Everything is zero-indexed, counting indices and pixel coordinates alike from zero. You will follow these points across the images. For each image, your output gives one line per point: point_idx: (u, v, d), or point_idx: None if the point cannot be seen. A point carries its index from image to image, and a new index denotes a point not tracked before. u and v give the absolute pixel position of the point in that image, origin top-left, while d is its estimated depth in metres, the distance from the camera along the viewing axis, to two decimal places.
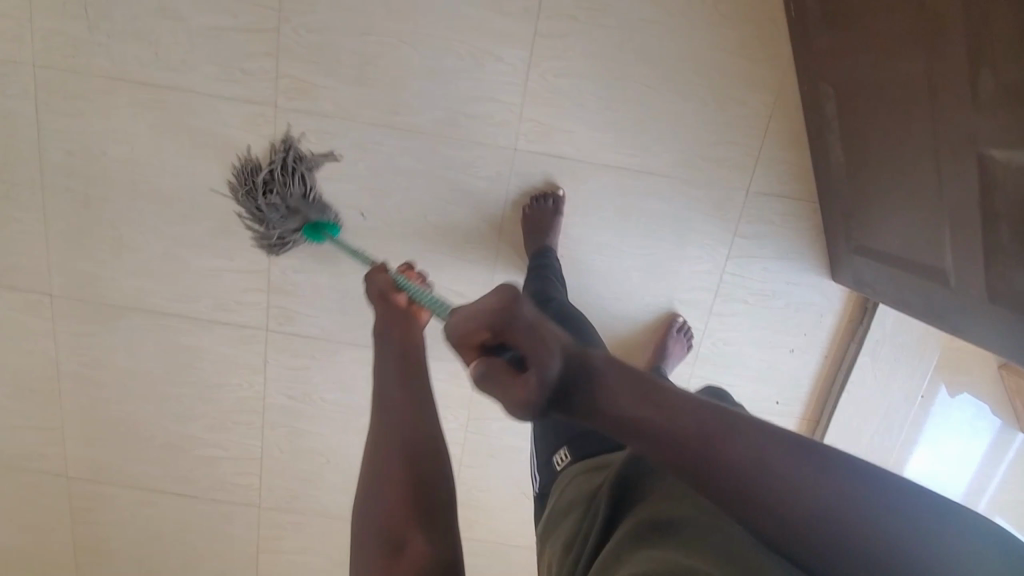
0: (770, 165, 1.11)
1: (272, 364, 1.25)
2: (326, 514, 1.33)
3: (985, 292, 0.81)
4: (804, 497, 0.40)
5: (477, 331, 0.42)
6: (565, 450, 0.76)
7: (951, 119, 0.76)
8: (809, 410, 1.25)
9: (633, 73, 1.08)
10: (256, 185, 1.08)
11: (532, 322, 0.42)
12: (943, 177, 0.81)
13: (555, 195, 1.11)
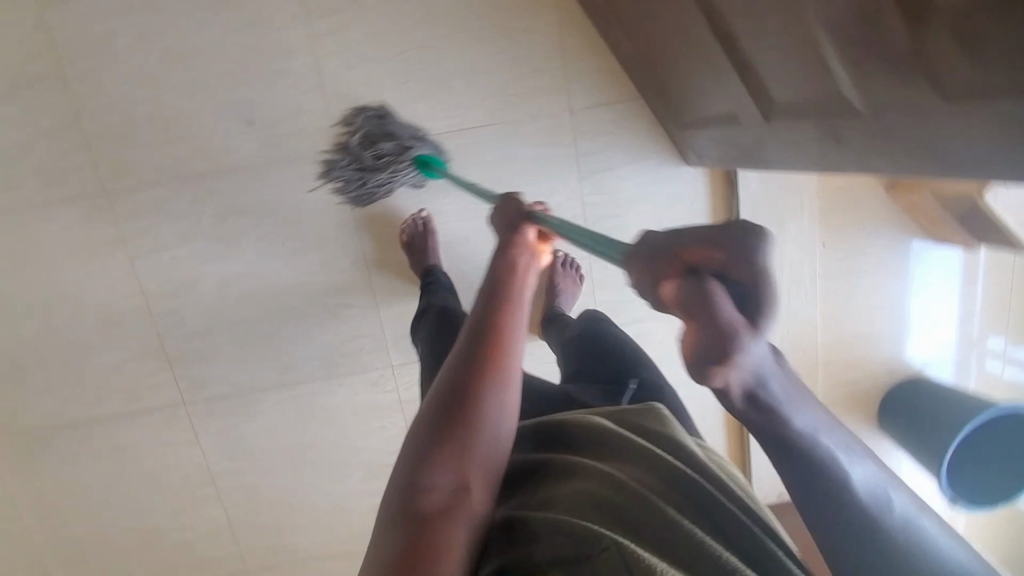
0: (585, 79, 1.11)
1: (203, 434, 1.26)
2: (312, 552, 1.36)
3: (760, 114, 0.80)
4: (851, 496, 0.42)
5: (698, 248, 0.40)
6: None
7: None
8: None
9: (422, 39, 1.08)
10: (373, 137, 1.07)
11: (765, 264, 0.37)
12: (691, 18, 0.83)
13: (421, 217, 1.14)
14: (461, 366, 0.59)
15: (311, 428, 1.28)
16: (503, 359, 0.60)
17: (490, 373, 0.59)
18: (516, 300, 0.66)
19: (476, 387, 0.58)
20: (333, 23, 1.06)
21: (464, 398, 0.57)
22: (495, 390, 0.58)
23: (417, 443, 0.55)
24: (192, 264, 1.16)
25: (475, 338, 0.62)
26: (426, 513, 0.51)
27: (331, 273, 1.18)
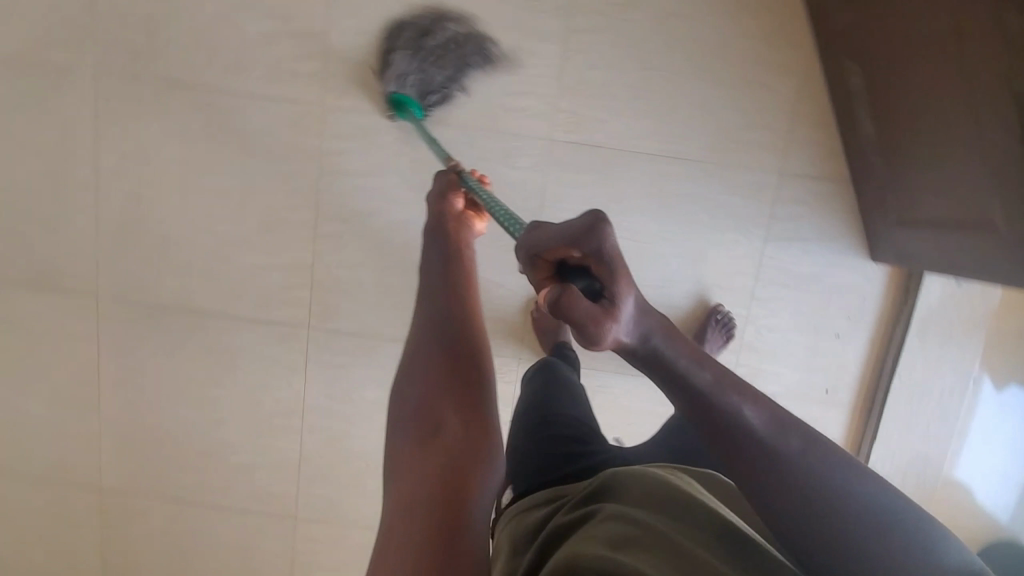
0: (802, 147, 1.13)
1: (312, 363, 1.26)
2: (366, 518, 1.33)
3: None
4: (782, 469, 0.45)
5: (557, 246, 0.50)
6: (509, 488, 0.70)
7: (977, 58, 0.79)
8: (859, 398, 1.22)
9: (665, 64, 1.12)
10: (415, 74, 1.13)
11: (610, 249, 0.47)
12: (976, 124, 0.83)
13: None
14: (435, 304, 0.71)
15: None
16: (462, 296, 0.72)
17: (467, 312, 0.70)
18: (454, 269, 0.76)
19: (458, 316, 0.69)
20: (591, 24, 1.11)
21: (442, 330, 0.67)
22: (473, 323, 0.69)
23: (421, 365, 0.65)
24: (370, 198, 1.18)
25: (435, 293, 0.72)
26: (441, 440, 0.58)
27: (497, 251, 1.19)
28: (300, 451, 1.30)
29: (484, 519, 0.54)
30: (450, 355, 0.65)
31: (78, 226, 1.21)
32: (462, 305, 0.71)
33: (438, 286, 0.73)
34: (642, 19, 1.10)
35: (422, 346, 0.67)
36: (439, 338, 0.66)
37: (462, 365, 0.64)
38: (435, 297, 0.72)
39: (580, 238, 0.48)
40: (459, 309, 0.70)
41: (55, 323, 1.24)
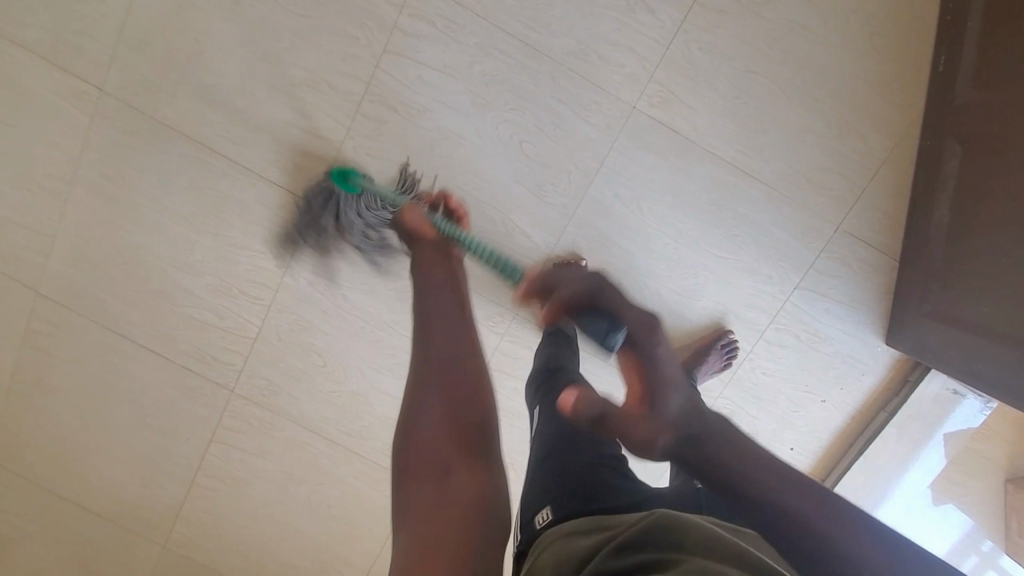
0: (870, 210, 1.10)
1: (305, 243, 1.17)
2: (305, 417, 1.27)
3: None
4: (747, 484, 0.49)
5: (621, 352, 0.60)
6: (546, 512, 0.68)
7: None
8: (816, 468, 1.23)
9: (773, 74, 1.06)
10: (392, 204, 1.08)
11: (661, 357, 0.56)
12: None
13: (577, 264, 1.11)
14: (415, 433, 0.55)
15: (404, 312, 1.21)
16: (460, 413, 0.57)
17: (459, 431, 0.56)
18: (448, 357, 0.59)
19: (438, 436, 0.55)
20: (718, 4, 1.04)
21: (416, 467, 0.53)
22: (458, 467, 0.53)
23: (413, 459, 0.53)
24: (427, 96, 1.09)
25: (416, 405, 0.57)
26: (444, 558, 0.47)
27: (535, 199, 1.12)
28: (261, 327, 1.22)
29: None
30: (429, 501, 0.51)
31: (105, 5, 1.08)
32: (453, 431, 0.55)
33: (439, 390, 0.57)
34: (770, 20, 1.04)
35: (402, 498, 0.52)
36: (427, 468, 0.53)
37: (465, 522, 0.50)
38: (413, 424, 0.55)
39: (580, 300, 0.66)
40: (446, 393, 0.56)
41: (45, 99, 1.11)
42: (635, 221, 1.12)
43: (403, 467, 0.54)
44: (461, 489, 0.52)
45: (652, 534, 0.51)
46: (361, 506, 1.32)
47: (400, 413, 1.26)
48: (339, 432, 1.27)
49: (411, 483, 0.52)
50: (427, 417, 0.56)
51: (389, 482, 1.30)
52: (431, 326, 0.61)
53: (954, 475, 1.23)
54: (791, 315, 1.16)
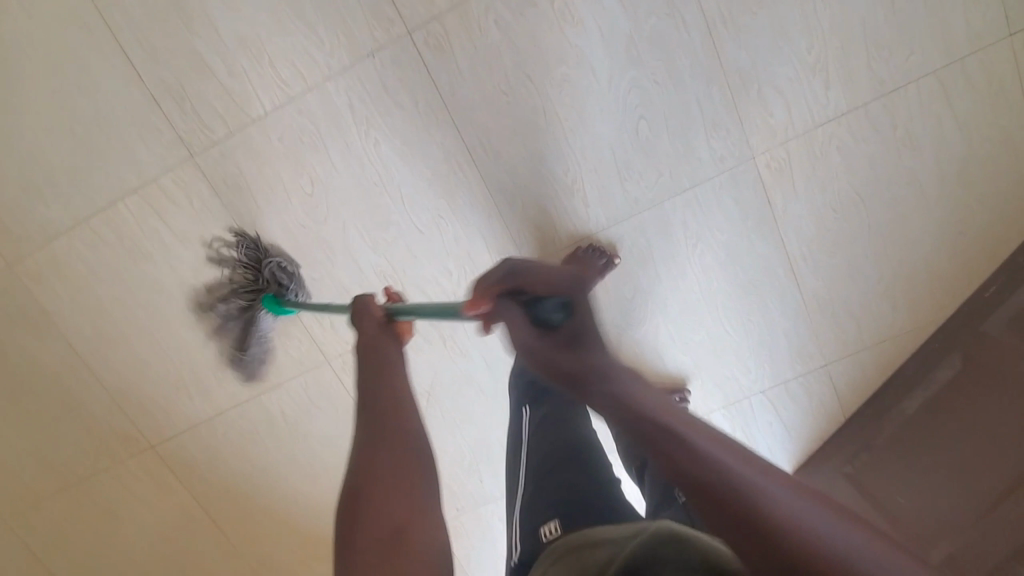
0: (859, 364, 1.16)
1: (371, 62, 1.00)
2: (254, 231, 1.09)
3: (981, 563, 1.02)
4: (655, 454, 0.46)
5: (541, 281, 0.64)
6: (555, 523, 0.70)
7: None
8: None
9: (874, 212, 1.08)
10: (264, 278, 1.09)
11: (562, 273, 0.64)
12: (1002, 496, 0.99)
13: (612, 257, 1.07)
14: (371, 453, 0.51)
15: (423, 194, 1.07)
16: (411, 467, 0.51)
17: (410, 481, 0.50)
18: (387, 413, 0.54)
19: (392, 496, 0.48)
20: (880, 122, 1.02)
21: (372, 529, 0.45)
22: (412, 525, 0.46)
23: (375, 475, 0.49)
24: (590, 11, 0.97)
25: (367, 461, 0.50)
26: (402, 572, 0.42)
27: (617, 178, 1.06)
28: (268, 114, 1.03)
29: None
30: (376, 562, 0.43)
31: None
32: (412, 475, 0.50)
33: (388, 444, 0.52)
34: (905, 166, 1.05)
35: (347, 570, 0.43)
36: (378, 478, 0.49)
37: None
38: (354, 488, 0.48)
39: (524, 275, 0.65)
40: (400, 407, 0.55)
41: None
42: (683, 254, 1.11)
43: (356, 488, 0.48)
44: (419, 543, 0.45)
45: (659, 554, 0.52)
46: (254, 348, 1.17)
47: (355, 286, 1.12)
48: (281, 266, 1.12)
49: (358, 536, 0.45)
50: (381, 474, 0.49)
51: (299, 342, 1.18)
52: (368, 391, 0.57)
53: None
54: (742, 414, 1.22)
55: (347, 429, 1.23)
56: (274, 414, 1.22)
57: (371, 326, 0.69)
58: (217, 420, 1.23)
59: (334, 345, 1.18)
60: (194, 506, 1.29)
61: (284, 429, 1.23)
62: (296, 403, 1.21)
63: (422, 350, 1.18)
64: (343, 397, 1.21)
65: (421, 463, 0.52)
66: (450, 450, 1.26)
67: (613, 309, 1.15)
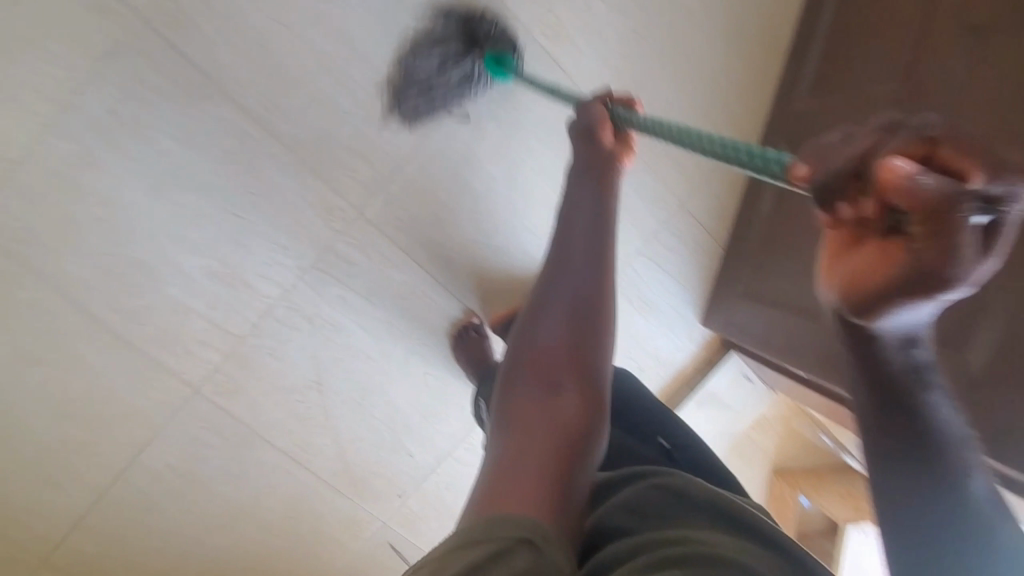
0: (709, 194, 1.19)
1: (112, 58, 0.91)
2: (59, 279, 1.00)
3: None
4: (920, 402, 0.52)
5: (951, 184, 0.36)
6: None
7: None
8: None
9: None
10: None
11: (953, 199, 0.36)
12: None
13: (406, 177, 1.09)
14: (537, 343, 0.68)
15: (227, 179, 1.02)
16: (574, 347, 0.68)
17: (570, 356, 0.67)
18: (571, 273, 0.70)
19: (547, 362, 0.66)
20: None
21: (529, 380, 0.66)
22: (569, 393, 0.65)
23: (537, 358, 0.67)
24: None
25: (536, 323, 0.69)
26: (534, 440, 0.61)
27: (414, 94, 1.04)
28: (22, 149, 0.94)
29: (546, 493, 0.57)
30: (530, 407, 0.64)
31: None
32: (569, 351, 0.67)
33: (555, 302, 0.69)
34: None
35: (509, 397, 0.66)
36: (539, 355, 0.67)
37: (563, 451, 0.61)
38: (533, 347, 0.67)
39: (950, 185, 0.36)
40: (574, 313, 0.69)
41: None
42: (505, 144, 1.14)
43: (526, 364, 0.67)
44: (567, 411, 0.64)
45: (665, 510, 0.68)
46: (109, 407, 1.07)
47: (191, 298, 1.05)
48: (105, 307, 1.03)
49: (521, 393, 0.65)
50: (546, 334, 0.68)
51: (155, 382, 1.07)
52: (563, 260, 0.71)
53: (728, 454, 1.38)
54: (631, 279, 1.19)
55: (250, 454, 1.13)
56: (161, 470, 1.11)
57: (595, 150, 0.78)
58: (102, 501, 1.10)
59: (195, 370, 1.08)
60: None
61: (179, 482, 1.11)
62: (181, 450, 1.10)
63: (293, 341, 1.10)
64: (229, 421, 1.11)
65: (586, 372, 0.67)
66: (365, 434, 1.17)
67: (468, 224, 1.16)
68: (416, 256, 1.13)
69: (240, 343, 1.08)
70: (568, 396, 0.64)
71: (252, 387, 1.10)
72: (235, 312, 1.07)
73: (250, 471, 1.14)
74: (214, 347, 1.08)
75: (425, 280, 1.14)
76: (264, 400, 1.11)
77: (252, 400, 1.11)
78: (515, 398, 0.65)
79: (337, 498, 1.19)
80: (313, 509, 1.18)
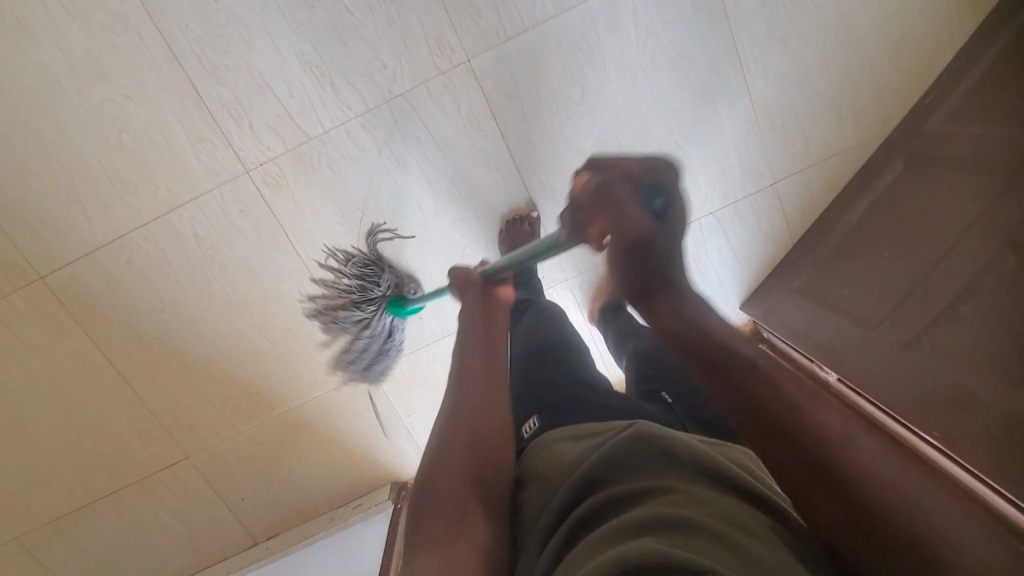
0: (803, 185, 1.17)
1: None
2: (158, 8, 0.97)
3: (905, 338, 0.89)
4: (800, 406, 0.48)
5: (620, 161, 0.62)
6: (535, 419, 0.67)
7: (1002, 204, 0.84)
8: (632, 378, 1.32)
9: (818, 14, 1.07)
10: None
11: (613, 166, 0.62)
12: (953, 252, 0.88)
13: (523, 44, 1.04)
14: (450, 453, 0.56)
15: None
16: (485, 471, 0.56)
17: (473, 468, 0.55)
18: (483, 406, 0.62)
19: (454, 482, 0.53)
20: None
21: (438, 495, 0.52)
22: (472, 501, 0.53)
23: (451, 465, 0.55)
24: None
25: (459, 406, 0.61)
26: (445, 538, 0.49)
27: None
28: None
29: None
30: (441, 532, 0.49)
31: None
32: (480, 455, 0.57)
33: (459, 413, 0.60)
34: None
35: (420, 522, 0.51)
36: (462, 447, 0.56)
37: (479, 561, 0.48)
38: (432, 471, 0.55)
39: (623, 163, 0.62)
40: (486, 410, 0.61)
41: None
42: (635, 51, 1.06)
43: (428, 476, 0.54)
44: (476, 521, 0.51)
45: (633, 456, 0.48)
46: (157, 155, 1.05)
47: (273, 78, 1.02)
48: (189, 52, 1.00)
49: (427, 510, 0.51)
50: (473, 417, 0.60)
51: (209, 146, 1.05)
52: (467, 386, 0.64)
53: None
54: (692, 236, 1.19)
55: (272, 257, 1.12)
56: (186, 237, 1.10)
57: (472, 300, 0.83)
58: (118, 243, 1.09)
59: (251, 153, 1.05)
60: (93, 348, 1.15)
61: (198, 255, 1.11)
62: (210, 223, 1.09)
63: (355, 164, 1.08)
64: (265, 215, 1.09)
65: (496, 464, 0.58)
66: None
67: (560, 115, 1.09)
68: (503, 127, 1.08)
69: (303, 144, 1.06)
70: (473, 515, 0.52)
71: (299, 192, 1.08)
72: (310, 109, 1.04)
73: (267, 273, 1.13)
74: (277, 137, 1.05)
75: (504, 154, 1.10)
76: (305, 209, 1.09)
77: (294, 203, 1.09)
78: (432, 503, 0.52)
79: (337, 331, 1.18)
80: (311, 332, 1.18)
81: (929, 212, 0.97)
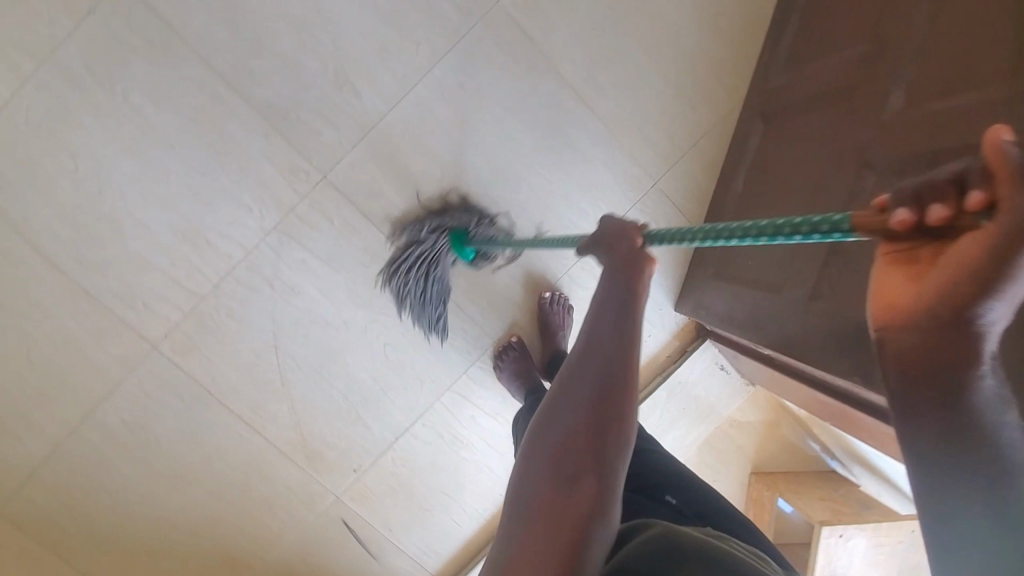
0: (683, 174, 1.18)
1: (96, 20, 0.99)
2: (29, 229, 1.03)
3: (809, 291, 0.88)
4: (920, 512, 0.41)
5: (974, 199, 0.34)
6: None
7: (855, 126, 0.87)
8: None
9: (633, 21, 1.11)
10: None
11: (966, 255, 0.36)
12: (830, 182, 0.90)
13: (372, 146, 1.09)
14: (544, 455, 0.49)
15: (193, 137, 1.05)
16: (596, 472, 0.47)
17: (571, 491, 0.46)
18: (599, 376, 0.51)
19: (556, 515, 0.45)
20: None
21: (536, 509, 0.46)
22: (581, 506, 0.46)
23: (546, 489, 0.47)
24: None
25: (560, 408, 0.51)
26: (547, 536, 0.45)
27: (378, 60, 1.06)
28: (8, 101, 0.99)
29: None
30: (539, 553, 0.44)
31: None
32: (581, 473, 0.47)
33: (610, 342, 0.53)
34: None
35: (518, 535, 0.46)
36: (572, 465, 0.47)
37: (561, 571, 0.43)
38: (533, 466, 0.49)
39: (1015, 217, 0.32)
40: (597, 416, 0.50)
41: None
42: (477, 114, 1.11)
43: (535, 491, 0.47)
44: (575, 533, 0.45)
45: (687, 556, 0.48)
46: (68, 356, 1.08)
47: (153, 253, 1.07)
48: (68, 257, 1.05)
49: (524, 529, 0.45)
50: (569, 424, 0.50)
51: (113, 335, 1.08)
52: (574, 392, 0.51)
53: (705, 444, 1.32)
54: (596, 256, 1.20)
55: (204, 417, 1.12)
56: (116, 426, 1.11)
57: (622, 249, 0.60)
58: (54, 452, 1.10)
59: (155, 327, 1.09)
60: (59, 565, 1.13)
61: (132, 441, 1.11)
62: (135, 407, 1.11)
63: (255, 304, 1.10)
64: (183, 379, 1.11)
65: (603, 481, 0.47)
66: (321, 405, 1.15)
67: (431, 195, 1.12)
68: (378, 221, 1.11)
69: (198, 302, 1.09)
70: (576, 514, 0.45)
71: (210, 348, 1.10)
72: (194, 270, 1.08)
73: (204, 435, 1.13)
74: (173, 305, 1.08)
75: (388, 248, 1.12)
76: (221, 362, 1.11)
77: (208, 361, 1.11)
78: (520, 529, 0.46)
79: (289, 469, 1.16)
80: (265, 477, 1.16)
81: (798, 161, 0.97)
